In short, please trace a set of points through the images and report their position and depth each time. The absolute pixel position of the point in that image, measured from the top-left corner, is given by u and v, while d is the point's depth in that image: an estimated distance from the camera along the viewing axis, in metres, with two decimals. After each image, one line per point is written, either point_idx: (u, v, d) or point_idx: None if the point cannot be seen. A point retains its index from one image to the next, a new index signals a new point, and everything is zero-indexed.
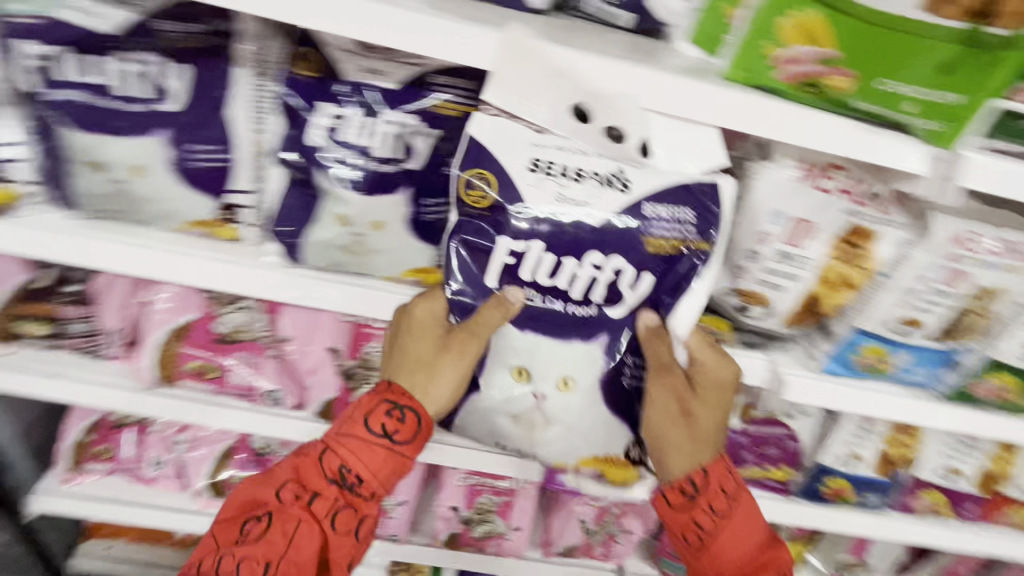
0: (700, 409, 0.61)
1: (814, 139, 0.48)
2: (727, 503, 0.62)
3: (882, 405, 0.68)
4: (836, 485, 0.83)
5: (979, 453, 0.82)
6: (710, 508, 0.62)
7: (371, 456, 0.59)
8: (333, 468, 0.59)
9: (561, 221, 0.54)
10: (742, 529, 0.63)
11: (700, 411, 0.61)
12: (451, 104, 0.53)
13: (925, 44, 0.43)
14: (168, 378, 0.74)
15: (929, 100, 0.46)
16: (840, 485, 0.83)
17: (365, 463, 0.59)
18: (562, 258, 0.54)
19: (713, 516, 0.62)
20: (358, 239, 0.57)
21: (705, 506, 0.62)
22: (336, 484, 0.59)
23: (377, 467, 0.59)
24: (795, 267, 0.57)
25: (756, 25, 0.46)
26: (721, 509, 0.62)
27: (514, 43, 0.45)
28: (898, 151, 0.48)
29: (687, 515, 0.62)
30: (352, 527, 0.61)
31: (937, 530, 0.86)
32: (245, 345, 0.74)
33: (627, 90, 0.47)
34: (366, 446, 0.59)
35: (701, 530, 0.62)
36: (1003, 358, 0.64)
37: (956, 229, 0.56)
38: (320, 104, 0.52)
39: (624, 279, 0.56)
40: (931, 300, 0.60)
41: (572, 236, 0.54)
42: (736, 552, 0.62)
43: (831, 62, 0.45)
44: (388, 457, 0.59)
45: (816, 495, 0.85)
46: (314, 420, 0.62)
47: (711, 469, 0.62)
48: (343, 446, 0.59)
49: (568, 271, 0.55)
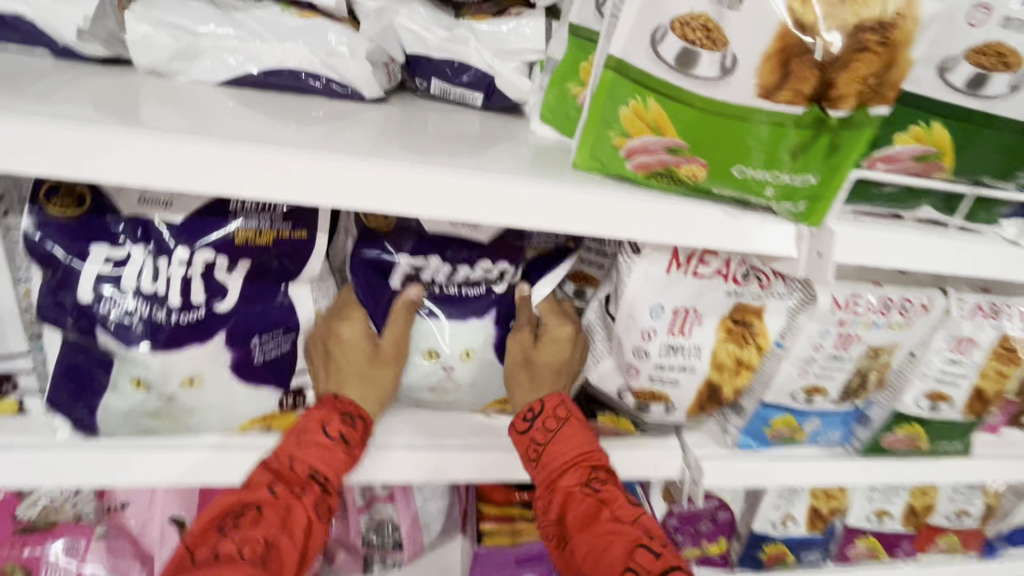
0: (542, 357, 0.55)
1: (680, 235, 0.44)
2: (563, 422, 0.53)
3: (803, 474, 0.64)
4: (772, 550, 0.79)
5: (902, 493, 0.81)
6: (545, 425, 0.52)
7: (333, 459, 0.48)
8: (303, 466, 0.47)
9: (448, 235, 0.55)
10: (580, 440, 0.52)
11: (541, 354, 0.55)
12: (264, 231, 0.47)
13: (765, 141, 0.40)
14: None
15: (789, 184, 0.42)
16: (776, 549, 0.79)
17: (334, 460, 0.48)
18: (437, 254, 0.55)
19: (547, 435, 0.52)
20: (168, 401, 0.48)
21: (539, 428, 0.52)
22: (309, 480, 0.47)
23: (347, 460, 0.49)
24: (684, 357, 0.52)
25: (595, 114, 0.41)
26: (552, 431, 0.52)
27: (318, 158, 0.38)
28: (766, 239, 0.45)
29: (521, 430, 0.53)
30: (315, 524, 0.47)
31: (879, 572, 0.83)
32: (65, 529, 0.58)
33: (460, 205, 0.40)
34: (323, 444, 0.48)
35: (533, 448, 0.52)
36: (906, 406, 0.62)
37: (840, 295, 0.54)
38: (91, 248, 0.44)
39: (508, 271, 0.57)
40: (835, 368, 0.57)
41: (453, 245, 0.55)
42: (567, 455, 0.51)
43: (679, 150, 0.41)
44: (353, 460, 0.49)
45: (757, 566, 0.79)
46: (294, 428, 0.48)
47: (549, 397, 0.53)
48: (306, 443, 0.48)
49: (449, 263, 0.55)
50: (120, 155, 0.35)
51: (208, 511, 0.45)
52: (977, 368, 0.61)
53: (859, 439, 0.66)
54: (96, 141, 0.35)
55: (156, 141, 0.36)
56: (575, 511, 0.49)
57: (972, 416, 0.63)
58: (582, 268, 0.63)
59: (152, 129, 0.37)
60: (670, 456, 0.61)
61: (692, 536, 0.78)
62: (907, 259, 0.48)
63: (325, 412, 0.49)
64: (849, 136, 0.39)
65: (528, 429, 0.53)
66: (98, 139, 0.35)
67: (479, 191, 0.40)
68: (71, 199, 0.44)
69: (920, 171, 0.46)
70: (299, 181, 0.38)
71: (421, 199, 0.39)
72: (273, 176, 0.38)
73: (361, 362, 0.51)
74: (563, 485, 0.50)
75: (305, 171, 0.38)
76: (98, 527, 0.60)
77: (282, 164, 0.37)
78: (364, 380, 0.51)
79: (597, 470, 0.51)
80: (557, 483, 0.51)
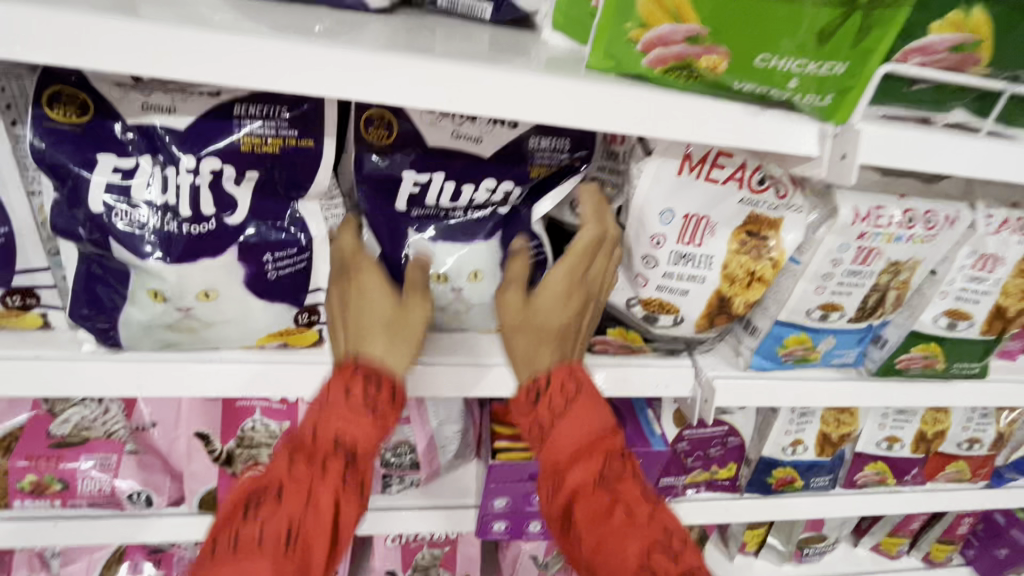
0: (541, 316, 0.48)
1: (700, 135, 0.42)
2: (573, 396, 0.48)
3: (814, 394, 0.64)
4: (788, 473, 0.80)
5: (913, 418, 0.82)
6: (552, 399, 0.48)
7: (359, 428, 0.44)
8: (327, 431, 0.44)
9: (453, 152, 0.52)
10: (591, 417, 0.48)
11: (540, 310, 0.48)
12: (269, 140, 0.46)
13: (792, 26, 0.38)
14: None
15: (813, 74, 0.40)
16: (792, 472, 0.80)
17: (361, 431, 0.44)
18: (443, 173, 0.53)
19: (554, 409, 0.48)
20: (187, 313, 0.48)
21: (543, 403, 0.48)
22: (339, 448, 0.44)
23: (376, 427, 0.45)
24: (694, 266, 0.52)
25: (609, 5, 0.39)
26: (559, 407, 0.48)
27: (329, 51, 0.37)
28: (791, 139, 0.43)
29: (525, 407, 0.49)
30: (348, 498, 0.44)
31: (886, 496, 0.84)
32: (97, 445, 0.61)
33: (473, 101, 0.39)
34: (346, 408, 0.44)
35: (539, 424, 0.48)
36: (924, 325, 0.61)
37: (863, 205, 0.52)
38: (98, 160, 0.44)
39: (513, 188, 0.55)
40: (854, 282, 0.57)
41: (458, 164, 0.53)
42: (575, 439, 0.47)
43: (699, 41, 0.39)
44: (383, 427, 0.46)
45: (770, 488, 0.81)
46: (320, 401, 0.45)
47: (555, 369, 0.49)
48: (331, 409, 0.44)
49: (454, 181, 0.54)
50: (131, 44, 0.35)
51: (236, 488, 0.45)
52: (1000, 284, 0.60)
53: (874, 359, 0.65)
54: (103, 30, 0.34)
55: (161, 31, 0.35)
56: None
57: (992, 334, 0.63)
58: (593, 189, 0.62)
59: (160, 19, 0.36)
60: (683, 373, 0.61)
61: (704, 460, 0.79)
62: (941, 162, 0.46)
63: (347, 373, 0.45)
64: (882, 18, 0.38)
65: (533, 407, 0.49)
66: (104, 28, 0.34)
67: (494, 85, 0.39)
68: (73, 105, 0.43)
69: (955, 65, 0.43)
70: (310, 73, 0.37)
71: (434, 93, 0.38)
72: (283, 69, 0.37)
73: (381, 310, 0.47)
74: (572, 480, 0.46)
75: (316, 63, 0.37)
76: (128, 444, 0.62)
77: (292, 55, 0.36)
78: (392, 326, 0.47)
79: (612, 456, 0.47)
80: (565, 464, 0.47)
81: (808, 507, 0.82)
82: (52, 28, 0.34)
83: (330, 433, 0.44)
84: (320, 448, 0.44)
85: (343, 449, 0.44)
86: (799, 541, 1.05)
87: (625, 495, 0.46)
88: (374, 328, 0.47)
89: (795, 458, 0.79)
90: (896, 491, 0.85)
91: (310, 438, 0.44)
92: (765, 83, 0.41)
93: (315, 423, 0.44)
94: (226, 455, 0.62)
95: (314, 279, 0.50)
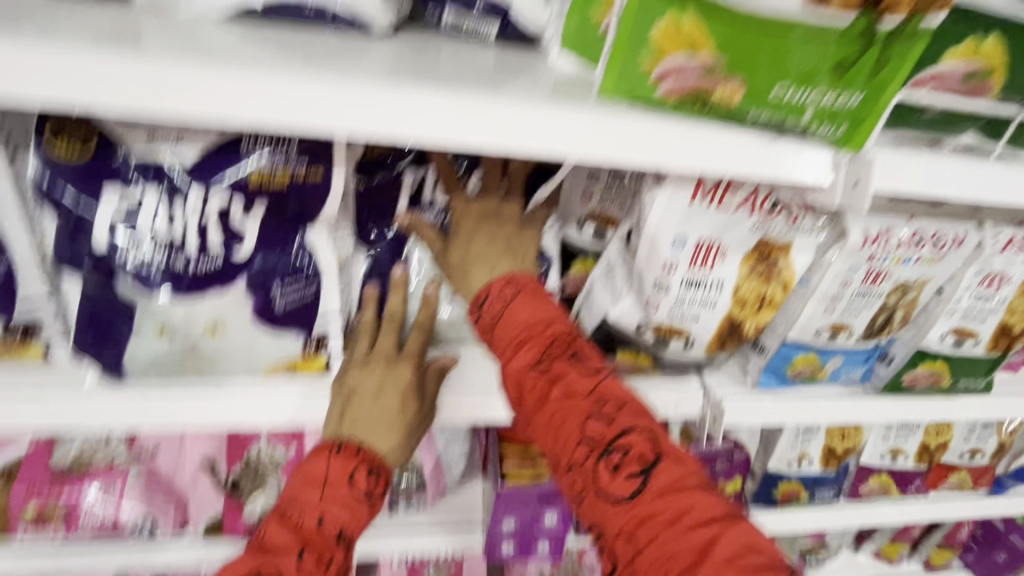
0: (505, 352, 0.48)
1: (714, 166, 0.42)
2: (513, 297, 0.47)
3: (822, 412, 0.64)
4: (789, 485, 0.80)
5: (917, 430, 0.82)
6: (492, 300, 0.48)
7: (356, 514, 0.47)
8: (331, 527, 0.45)
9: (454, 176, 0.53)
10: (534, 308, 0.47)
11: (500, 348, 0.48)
12: (278, 169, 0.45)
13: (805, 59, 0.38)
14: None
15: (828, 105, 0.40)
16: (792, 485, 0.81)
17: (353, 517, 0.47)
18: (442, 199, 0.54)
19: (494, 306, 0.48)
20: (194, 346, 0.47)
21: (489, 305, 0.48)
22: (336, 549, 0.46)
23: (366, 516, 0.48)
24: (705, 291, 0.51)
25: (624, 36, 0.39)
26: (500, 306, 0.48)
27: (341, 88, 0.36)
28: (803, 168, 0.43)
29: (474, 316, 0.49)
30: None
31: (890, 508, 0.85)
32: (100, 474, 0.60)
33: (488, 135, 0.39)
34: (345, 497, 0.47)
35: (484, 323, 0.49)
36: (930, 344, 0.62)
37: (872, 229, 0.52)
38: (104, 191, 0.43)
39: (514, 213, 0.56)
40: (863, 304, 0.57)
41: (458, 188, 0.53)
42: (516, 327, 0.47)
43: (714, 72, 0.39)
44: (371, 517, 0.49)
45: (774, 501, 0.81)
46: (321, 472, 0.47)
47: (493, 282, 0.49)
48: (331, 499, 0.46)
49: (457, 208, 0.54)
50: (141, 83, 0.34)
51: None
52: (1006, 303, 0.60)
53: (882, 376, 0.65)
54: (107, 66, 0.33)
55: (170, 68, 0.34)
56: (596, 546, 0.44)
57: (997, 352, 0.63)
58: (601, 209, 0.61)
59: (167, 55, 0.35)
60: (691, 395, 0.61)
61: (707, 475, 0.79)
62: (955, 188, 0.46)
63: (353, 461, 0.47)
64: (897, 50, 0.37)
65: (479, 312, 0.49)
66: (111, 65, 0.33)
67: (507, 118, 0.38)
68: (77, 137, 0.42)
69: (967, 93, 0.43)
70: (321, 108, 0.36)
71: (447, 126, 0.38)
72: (295, 105, 0.36)
73: (403, 404, 0.50)
74: (516, 364, 0.46)
75: (326, 97, 0.36)
76: (132, 470, 0.61)
77: (302, 89, 0.36)
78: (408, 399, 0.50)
79: (552, 341, 0.46)
80: (513, 359, 0.47)
81: (814, 519, 0.83)
82: (54, 65, 0.32)
83: (333, 513, 0.46)
84: (322, 509, 0.46)
85: (339, 548, 0.46)
86: (802, 548, 1.05)
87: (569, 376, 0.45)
88: (386, 412, 0.49)
89: (797, 471, 0.79)
90: (899, 503, 0.86)
91: (312, 544, 0.45)
92: (781, 114, 0.40)
93: (318, 516, 0.45)
94: (234, 482, 0.62)
95: (323, 307, 0.50)
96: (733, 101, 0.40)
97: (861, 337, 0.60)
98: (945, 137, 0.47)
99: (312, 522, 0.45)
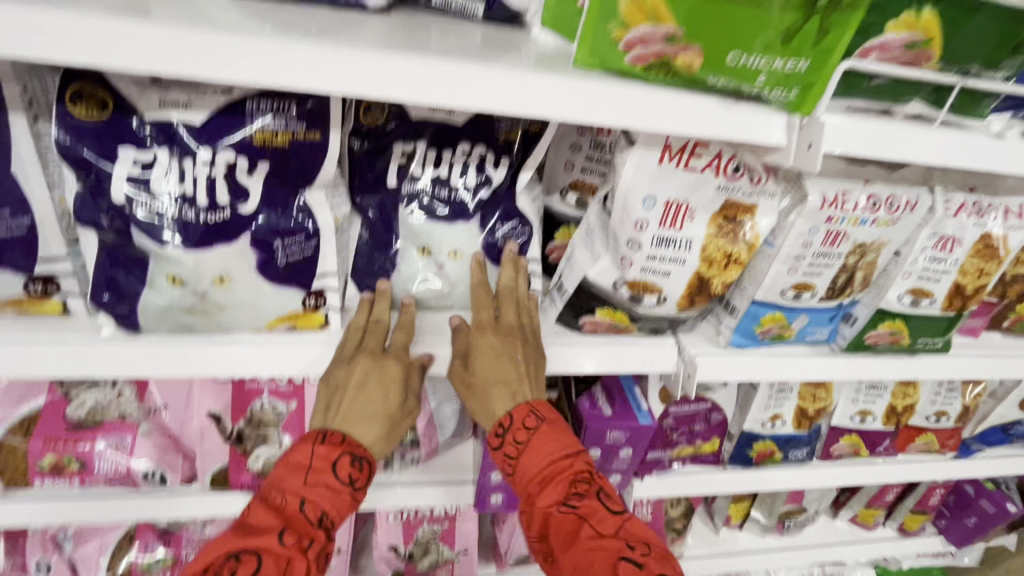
0: (484, 377, 0.56)
1: (678, 128, 0.46)
2: (535, 427, 0.55)
3: (790, 369, 0.69)
4: (763, 445, 0.85)
5: (884, 392, 0.87)
6: (515, 433, 0.55)
7: (338, 502, 0.51)
8: (312, 512, 0.49)
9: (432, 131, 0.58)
10: (553, 441, 0.54)
11: (479, 370, 0.56)
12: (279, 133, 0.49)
13: (756, 27, 0.42)
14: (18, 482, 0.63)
15: (780, 70, 0.44)
16: (766, 445, 0.85)
17: (336, 505, 0.51)
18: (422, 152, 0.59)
19: (517, 438, 0.55)
20: (203, 298, 0.51)
21: (511, 435, 0.55)
22: (316, 533, 0.49)
23: (347, 503, 0.52)
24: (674, 249, 0.56)
25: (594, 6, 0.42)
26: (524, 438, 0.54)
27: (337, 53, 0.40)
28: (761, 130, 0.47)
29: (497, 444, 0.56)
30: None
31: (860, 467, 0.90)
32: (111, 428, 0.64)
33: (471, 96, 0.42)
34: (325, 484, 0.50)
35: (510, 455, 0.55)
36: (890, 304, 0.66)
37: (830, 191, 0.56)
38: (119, 152, 0.47)
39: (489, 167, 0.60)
40: (824, 263, 0.61)
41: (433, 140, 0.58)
42: (542, 463, 0.54)
43: (676, 39, 0.43)
44: (352, 505, 0.52)
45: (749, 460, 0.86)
46: (303, 461, 0.51)
47: (515, 411, 0.55)
48: (315, 485, 0.50)
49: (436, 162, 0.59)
50: (157, 47, 0.37)
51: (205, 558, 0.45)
52: (958, 264, 0.64)
53: (846, 336, 0.70)
54: (124, 33, 0.37)
55: (182, 33, 0.38)
56: (557, 531, 0.52)
57: (952, 311, 0.68)
58: (583, 178, 0.66)
59: (179, 23, 0.39)
60: (666, 351, 0.65)
61: (687, 435, 0.83)
62: (903, 150, 0.50)
63: (337, 448, 0.52)
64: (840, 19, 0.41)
65: (503, 437, 0.56)
66: (130, 31, 0.37)
67: (488, 81, 0.42)
68: (94, 103, 0.46)
69: (910, 61, 0.47)
70: (318, 71, 0.40)
71: (434, 89, 0.42)
72: (295, 69, 0.40)
73: (386, 395, 0.54)
74: (543, 502, 0.53)
75: (322, 60, 0.40)
76: (142, 425, 0.66)
77: (300, 55, 0.39)
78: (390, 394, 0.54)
79: (576, 477, 0.53)
80: (535, 493, 0.53)
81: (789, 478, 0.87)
82: (78, 32, 0.36)
83: (318, 497, 0.50)
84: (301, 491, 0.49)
85: (319, 532, 0.49)
86: (781, 513, 1.10)
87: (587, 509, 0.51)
88: (367, 407, 0.53)
89: (771, 432, 0.84)
90: (868, 462, 0.91)
91: (292, 531, 0.48)
92: (739, 78, 0.44)
93: (299, 500, 0.49)
94: (237, 432, 0.66)
95: (321, 264, 0.54)
96: (694, 66, 0.44)
97: (825, 296, 0.64)
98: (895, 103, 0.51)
99: (294, 505, 0.49)
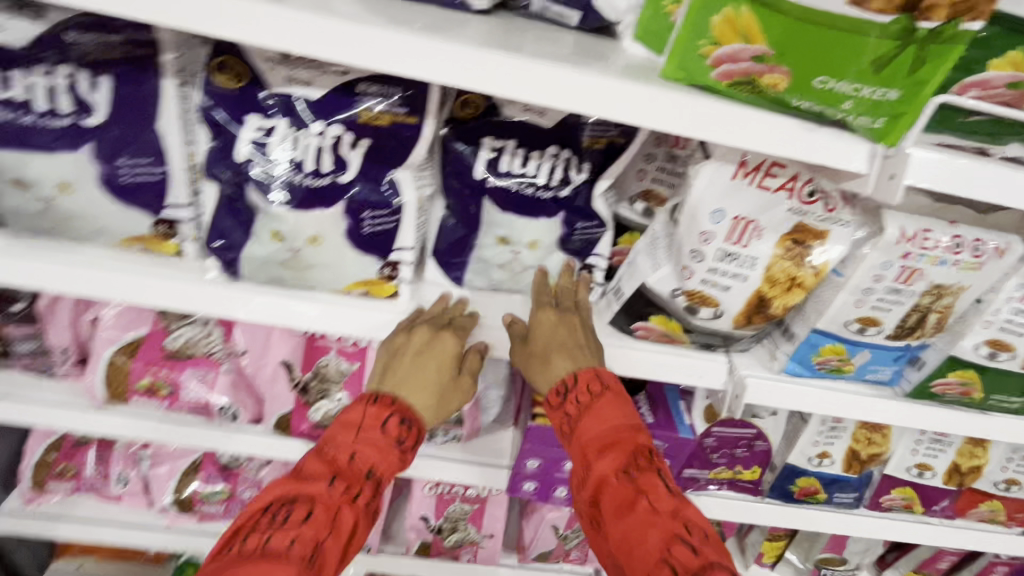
0: (541, 338, 0.60)
1: (757, 145, 0.47)
2: (600, 393, 0.58)
3: (848, 406, 0.67)
4: (806, 482, 0.83)
5: (949, 449, 0.82)
6: (580, 396, 0.58)
7: (387, 457, 0.55)
8: (362, 464, 0.54)
9: (523, 131, 0.61)
10: (617, 411, 0.57)
11: (539, 338, 0.59)
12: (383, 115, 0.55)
13: (850, 53, 0.42)
14: (117, 397, 0.72)
15: (868, 98, 0.44)
16: (809, 483, 0.83)
17: (385, 461, 0.55)
18: (513, 150, 0.62)
19: (580, 403, 0.58)
20: (296, 254, 0.57)
21: (573, 399, 0.58)
22: (363, 486, 0.54)
23: (394, 460, 0.56)
24: (738, 265, 0.56)
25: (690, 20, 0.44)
26: (587, 402, 0.58)
27: (445, 47, 0.44)
28: (844, 156, 0.47)
29: (558, 405, 0.59)
30: (359, 529, 0.53)
31: (912, 525, 0.85)
32: (199, 362, 0.72)
33: (559, 98, 0.45)
34: (373, 436, 0.55)
35: (569, 415, 0.58)
36: (967, 354, 0.63)
37: (911, 228, 0.55)
38: (246, 117, 0.53)
39: (574, 170, 0.63)
40: (895, 300, 0.59)
41: (523, 139, 0.61)
42: (601, 429, 0.57)
43: (766, 59, 0.44)
44: (399, 465, 0.56)
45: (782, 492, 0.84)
46: (354, 417, 0.55)
47: (580, 371, 0.58)
48: (365, 442, 0.54)
49: (524, 160, 0.62)
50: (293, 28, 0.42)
51: (255, 502, 0.51)
52: None
53: (910, 379, 0.68)
54: (268, 13, 0.42)
55: (315, 17, 0.43)
56: (610, 499, 0.54)
57: None
58: (654, 188, 0.67)
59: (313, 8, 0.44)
60: (716, 367, 0.65)
61: (727, 459, 0.82)
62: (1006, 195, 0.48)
63: (387, 410, 0.56)
64: (935, 54, 0.42)
65: (563, 400, 0.59)
66: (274, 12, 0.42)
67: (577, 84, 0.45)
68: (232, 74, 0.53)
69: (1014, 101, 0.46)
70: (426, 61, 0.44)
71: (525, 88, 0.45)
72: (406, 58, 0.44)
73: (439, 368, 0.57)
74: (600, 467, 0.55)
75: (430, 52, 0.44)
76: (224, 364, 0.73)
77: (413, 47, 0.44)
78: (435, 365, 0.56)
79: (634, 450, 0.56)
80: (597, 462, 0.56)
81: (831, 524, 0.84)
82: (229, 8, 0.42)
83: (367, 453, 0.54)
84: (352, 446, 0.54)
85: (366, 486, 0.54)
86: (817, 559, 1.05)
87: (652, 491, 0.53)
88: (419, 381, 0.57)
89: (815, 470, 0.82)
90: (911, 519, 0.86)
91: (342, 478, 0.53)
92: (825, 103, 0.45)
93: (351, 453, 0.54)
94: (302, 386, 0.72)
95: (400, 239, 0.58)
96: (780, 89, 0.45)
97: (892, 335, 0.63)
98: (995, 146, 0.50)
99: (344, 459, 0.54)
